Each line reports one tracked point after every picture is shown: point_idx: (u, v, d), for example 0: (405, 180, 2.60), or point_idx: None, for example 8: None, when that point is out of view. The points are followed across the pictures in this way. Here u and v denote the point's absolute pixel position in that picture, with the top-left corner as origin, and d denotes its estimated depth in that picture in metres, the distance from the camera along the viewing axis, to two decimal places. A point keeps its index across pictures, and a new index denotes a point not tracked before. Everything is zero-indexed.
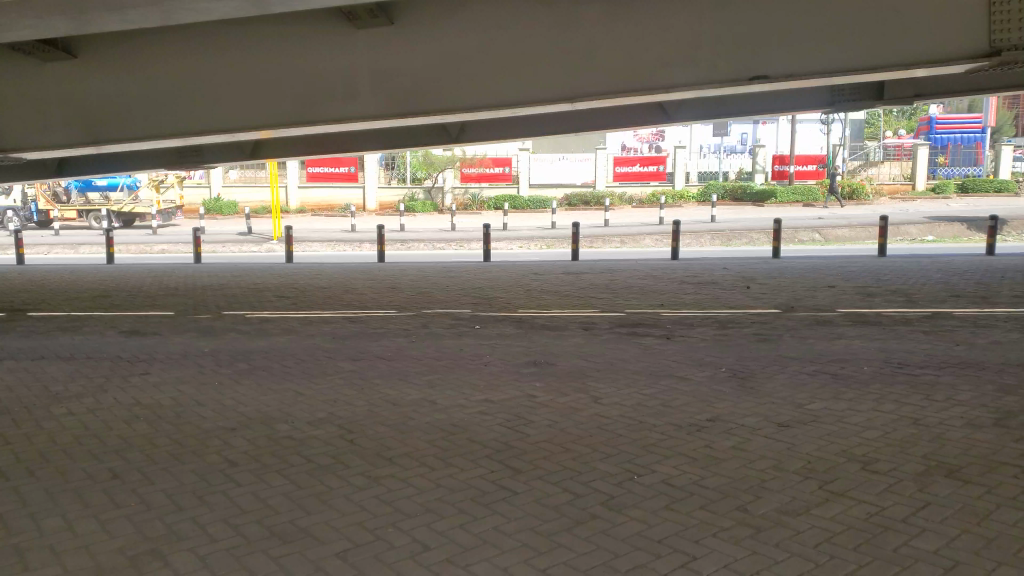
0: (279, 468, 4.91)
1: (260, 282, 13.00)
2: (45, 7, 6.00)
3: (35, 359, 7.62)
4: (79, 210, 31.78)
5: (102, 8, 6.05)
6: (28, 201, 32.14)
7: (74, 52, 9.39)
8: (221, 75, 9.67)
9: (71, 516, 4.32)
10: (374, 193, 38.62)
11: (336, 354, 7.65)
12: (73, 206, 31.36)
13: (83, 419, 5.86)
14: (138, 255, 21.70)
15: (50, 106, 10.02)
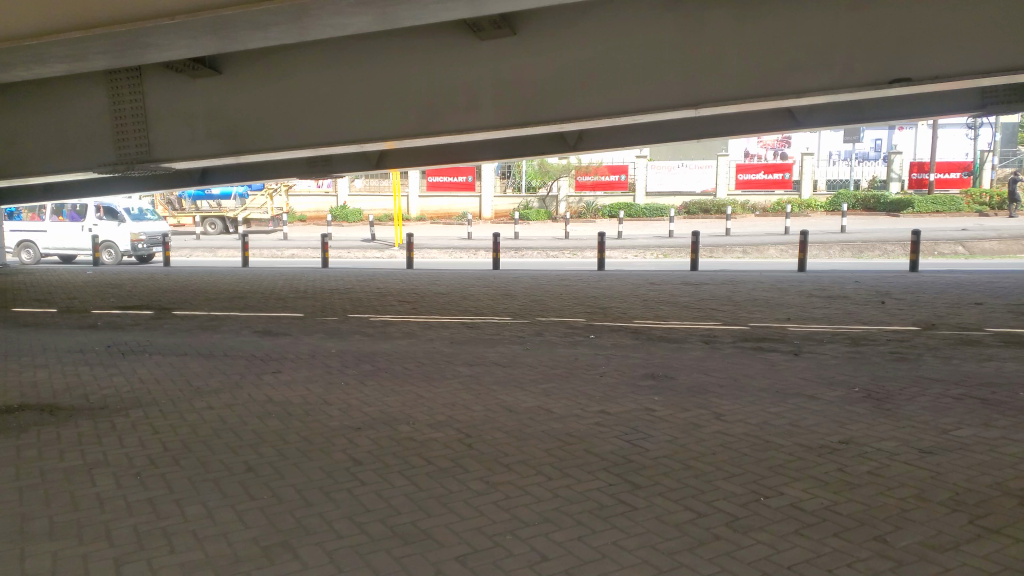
0: (401, 468, 5.05)
1: (382, 287, 13.46)
2: (199, 31, 6.43)
3: (179, 355, 8.21)
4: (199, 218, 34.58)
5: (248, 29, 6.44)
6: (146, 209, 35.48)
7: (219, 69, 10.24)
8: (351, 87, 10.09)
9: (211, 504, 4.60)
10: (490, 201, 39.29)
11: (455, 359, 7.79)
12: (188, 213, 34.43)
13: (222, 413, 6.24)
14: (271, 259, 23.02)
15: (196, 120, 10.62)
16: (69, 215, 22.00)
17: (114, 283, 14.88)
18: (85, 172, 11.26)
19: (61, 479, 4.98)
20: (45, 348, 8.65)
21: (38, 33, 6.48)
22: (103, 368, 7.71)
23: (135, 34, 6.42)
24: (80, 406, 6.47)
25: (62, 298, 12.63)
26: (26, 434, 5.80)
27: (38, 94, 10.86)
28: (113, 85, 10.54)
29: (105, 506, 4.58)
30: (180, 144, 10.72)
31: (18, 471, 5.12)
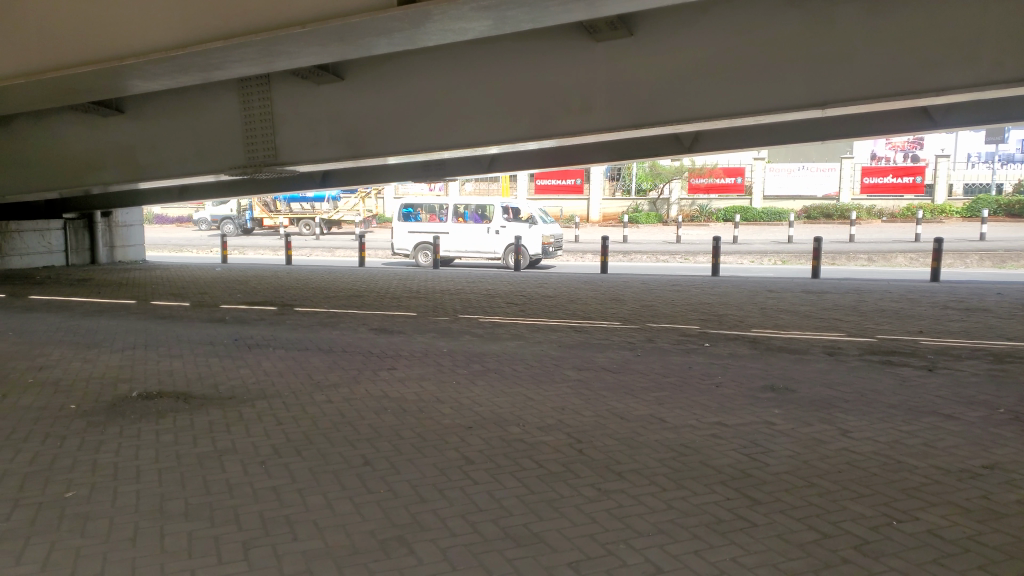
0: (512, 470, 5.05)
1: (491, 288, 13.61)
2: (327, 39, 6.68)
3: (301, 349, 8.58)
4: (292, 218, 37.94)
5: (372, 36, 6.63)
6: (242, 210, 39.02)
7: (343, 75, 10.65)
8: (466, 91, 10.22)
9: (330, 496, 4.76)
10: (598, 204, 39.27)
11: (564, 362, 7.75)
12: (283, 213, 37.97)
13: (340, 407, 6.46)
14: (385, 259, 23.88)
15: (319, 125, 11.05)
16: (471, 216, 22.39)
17: (242, 280, 15.74)
18: (218, 174, 11.94)
19: (195, 463, 5.29)
20: (181, 339, 9.25)
21: (183, 44, 6.91)
22: (231, 360, 8.15)
23: (269, 44, 6.74)
24: (211, 395, 6.86)
25: (194, 293, 13.48)
26: (165, 419, 6.20)
27: (178, 102, 11.66)
28: (246, 93, 11.20)
29: (234, 491, 4.83)
30: (303, 148, 11.18)
31: (158, 453, 5.47)
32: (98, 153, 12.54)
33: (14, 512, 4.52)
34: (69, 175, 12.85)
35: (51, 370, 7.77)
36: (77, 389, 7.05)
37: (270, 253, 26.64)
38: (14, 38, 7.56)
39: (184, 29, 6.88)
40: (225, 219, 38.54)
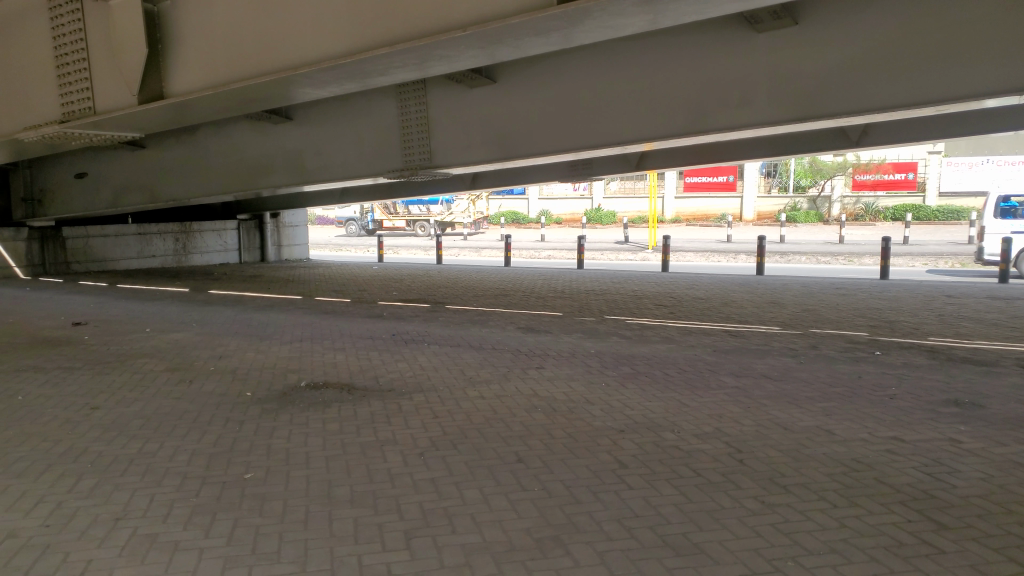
0: (669, 477, 4.91)
1: (639, 289, 13.37)
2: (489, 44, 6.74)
3: (453, 346, 8.80)
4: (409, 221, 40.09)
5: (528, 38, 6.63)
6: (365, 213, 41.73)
7: (496, 78, 10.82)
8: (615, 89, 10.03)
9: (486, 490, 4.83)
10: (751, 203, 39.80)
11: (719, 368, 7.46)
12: (400, 216, 40.22)
13: (493, 403, 6.56)
14: (531, 258, 24.21)
15: (471, 127, 11.26)
16: None
17: (395, 279, 16.38)
18: (376, 177, 12.48)
19: (360, 452, 5.53)
20: (343, 333, 9.76)
21: (354, 51, 7.06)
22: (389, 354, 8.49)
23: (422, 52, 6.90)
24: (372, 387, 7.18)
25: (353, 290, 14.19)
26: (330, 409, 6.55)
27: (342, 108, 12.34)
28: (403, 99, 11.68)
29: (396, 481, 5.00)
30: (456, 151, 11.46)
31: (325, 441, 5.78)
32: (269, 158, 13.49)
33: (203, 490, 4.92)
34: (243, 179, 13.89)
35: (230, 359, 8.41)
36: (252, 377, 7.58)
37: (421, 253, 27.51)
38: (204, 52, 7.98)
39: (358, 38, 7.02)
40: (350, 222, 41.48)
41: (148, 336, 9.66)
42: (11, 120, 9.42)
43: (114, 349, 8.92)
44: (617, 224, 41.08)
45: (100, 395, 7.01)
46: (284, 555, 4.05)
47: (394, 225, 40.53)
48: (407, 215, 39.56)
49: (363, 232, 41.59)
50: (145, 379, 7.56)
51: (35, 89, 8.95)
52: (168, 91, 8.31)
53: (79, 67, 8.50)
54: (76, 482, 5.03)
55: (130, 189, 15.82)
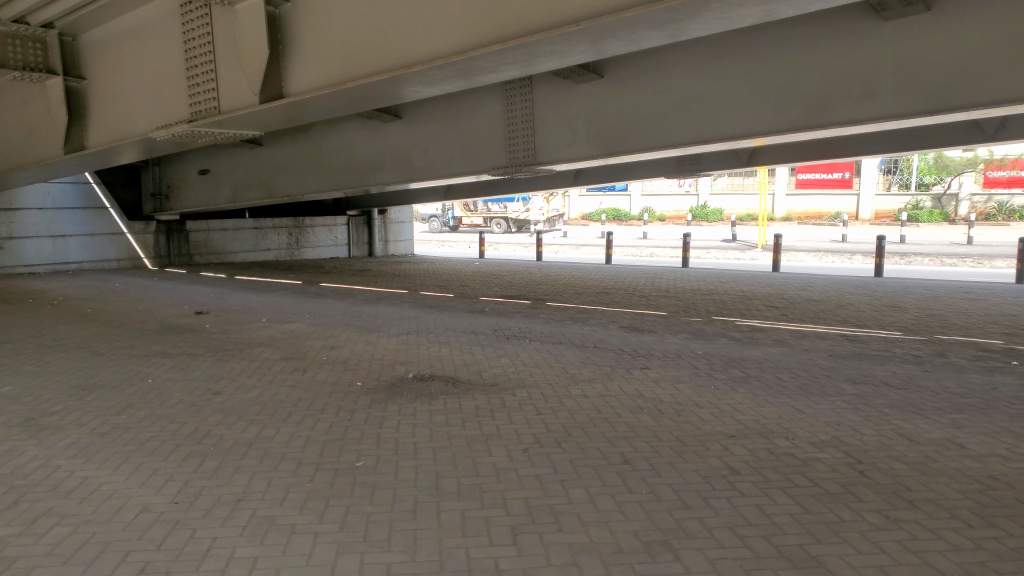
0: (784, 485, 4.71)
1: (748, 290, 12.95)
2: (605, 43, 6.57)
3: (555, 343, 8.78)
4: (485, 218, 41.61)
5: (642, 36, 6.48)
6: (447, 211, 43.65)
7: (603, 73, 10.73)
8: (727, 82, 9.72)
9: (592, 490, 4.77)
10: (870, 200, 38.05)
11: (836, 374, 7.12)
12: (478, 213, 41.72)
13: (597, 402, 6.50)
14: (634, 256, 23.93)
15: (575, 123, 11.17)
16: None
17: (496, 275, 16.50)
18: (479, 174, 12.58)
19: (465, 445, 5.59)
20: (447, 328, 9.92)
21: (463, 50, 6.74)
22: (492, 349, 8.55)
23: (520, 60, 6.95)
24: (476, 381, 7.25)
25: (456, 286, 14.39)
26: (436, 401, 6.65)
27: (449, 106, 12.54)
28: (509, 96, 11.75)
29: (501, 477, 5.02)
30: (560, 147, 11.38)
31: (433, 432, 5.88)
32: (378, 156, 13.85)
33: (317, 475, 5.09)
34: (352, 177, 14.33)
35: (340, 349, 8.71)
36: (362, 368, 7.82)
37: (523, 252, 26.99)
38: (321, 53, 7.96)
39: (460, 35, 6.77)
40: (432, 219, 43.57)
41: (264, 326, 10.13)
42: (146, 119, 9.95)
43: (235, 337, 9.40)
44: (723, 221, 40.11)
45: (222, 380, 7.40)
46: (394, 543, 4.13)
47: (472, 222, 42.13)
48: (481, 211, 41.23)
49: (443, 228, 43.33)
50: (262, 366, 7.93)
51: (169, 89, 9.45)
52: (287, 93, 8.36)
53: (206, 71, 8.86)
54: (202, 462, 5.31)
55: (248, 185, 16.67)
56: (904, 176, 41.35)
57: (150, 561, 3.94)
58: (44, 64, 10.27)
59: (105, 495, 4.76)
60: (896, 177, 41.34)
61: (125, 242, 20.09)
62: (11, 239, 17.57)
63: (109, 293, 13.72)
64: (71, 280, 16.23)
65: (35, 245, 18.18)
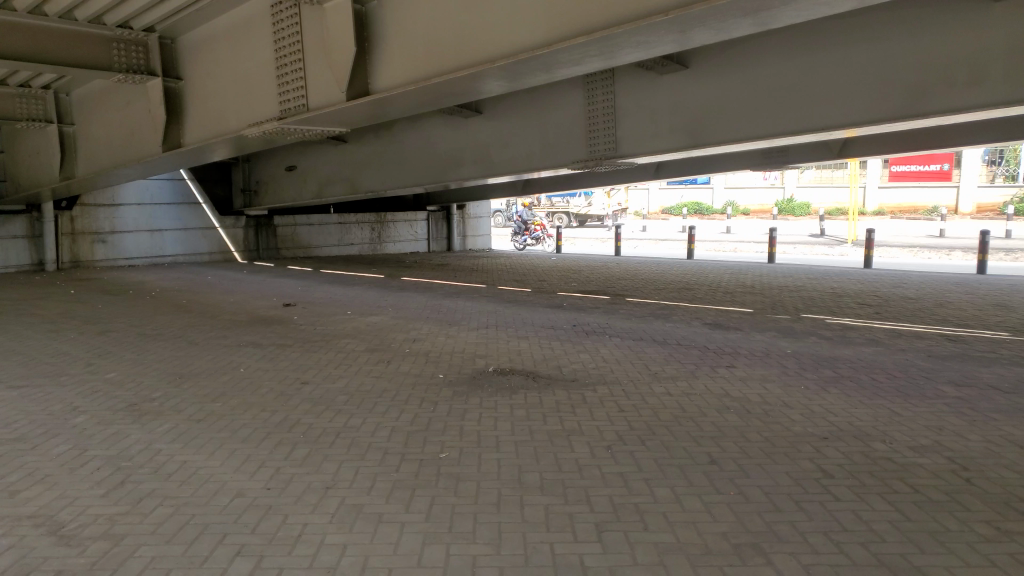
0: (881, 491, 4.51)
1: (838, 287, 12.48)
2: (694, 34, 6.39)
3: (636, 339, 8.66)
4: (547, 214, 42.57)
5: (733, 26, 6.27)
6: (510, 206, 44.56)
7: (688, 64, 10.51)
8: (817, 71, 9.36)
9: (678, 490, 4.67)
10: (971, 193, 36.30)
11: (937, 376, 6.77)
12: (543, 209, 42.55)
13: (681, 400, 6.37)
14: (717, 251, 23.45)
15: (658, 116, 10.98)
16: None
17: (575, 270, 16.41)
18: (558, 169, 12.51)
19: (547, 440, 5.57)
20: (526, 322, 9.94)
21: (547, 43, 6.69)
22: (572, 344, 8.51)
23: (605, 52, 6.86)
24: (557, 376, 7.23)
25: (534, 280, 14.40)
26: (517, 395, 6.65)
27: (530, 101, 12.54)
28: (591, 89, 11.67)
29: (584, 473, 4.98)
30: (642, 140, 11.19)
31: (514, 426, 5.88)
32: (458, 151, 13.98)
33: (403, 465, 5.17)
34: (433, 172, 14.51)
35: (422, 342, 8.83)
36: (443, 361, 7.90)
37: (602, 248, 26.85)
38: (406, 49, 8.05)
39: (545, 27, 6.72)
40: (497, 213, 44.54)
41: (349, 318, 10.37)
42: (237, 117, 10.28)
43: (321, 328, 9.67)
44: (811, 215, 38.85)
45: (310, 370, 7.61)
46: (479, 536, 4.15)
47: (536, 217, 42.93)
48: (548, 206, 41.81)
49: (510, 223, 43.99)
50: (348, 357, 8.12)
51: (260, 88, 9.76)
52: (373, 90, 8.49)
53: (295, 69, 9.10)
54: (291, 450, 5.47)
55: (332, 181, 17.11)
56: (1008, 168, 39.10)
57: (246, 544, 4.08)
58: (145, 65, 10.81)
59: (203, 479, 4.97)
60: (1001, 169, 39.22)
61: (217, 236, 21.21)
62: (114, 232, 19.06)
63: (203, 285, 14.34)
64: (167, 273, 17.06)
65: (136, 238, 19.57)
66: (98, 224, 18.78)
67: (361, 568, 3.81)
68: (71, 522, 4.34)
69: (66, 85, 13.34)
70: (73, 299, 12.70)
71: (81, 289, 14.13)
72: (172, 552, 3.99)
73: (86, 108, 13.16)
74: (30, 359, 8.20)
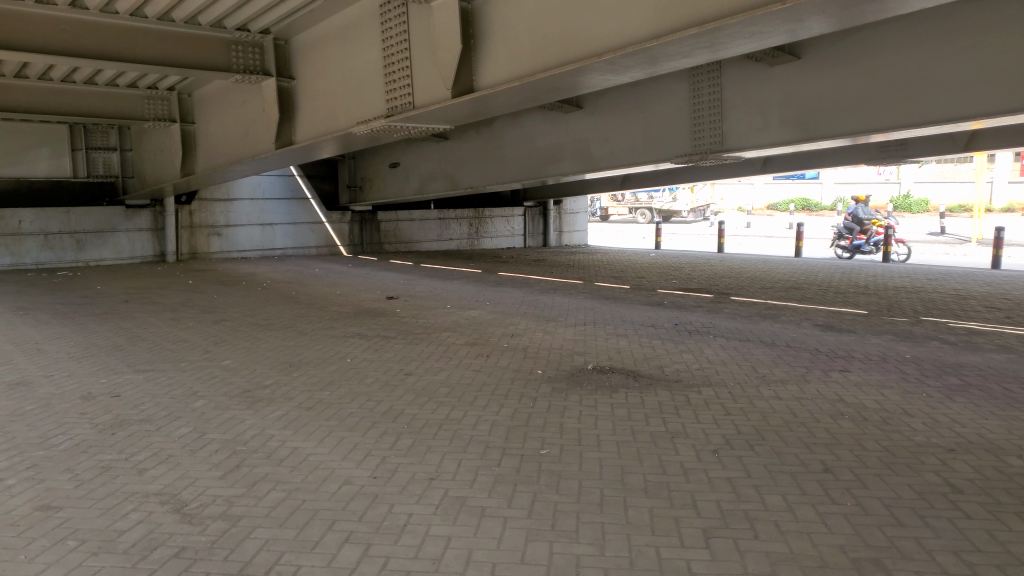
0: (1018, 510, 4.17)
1: (962, 288, 11.70)
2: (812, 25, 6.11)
3: (742, 340, 8.38)
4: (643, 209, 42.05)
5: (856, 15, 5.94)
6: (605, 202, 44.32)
7: (800, 54, 10.09)
8: (943, 59, 8.79)
9: (790, 499, 4.48)
10: None
11: None
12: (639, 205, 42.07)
13: (791, 405, 6.12)
14: (826, 250, 22.49)
15: (768, 109, 10.59)
16: None
17: (675, 267, 16.09)
18: (660, 164, 12.26)
19: (650, 441, 5.46)
20: (627, 319, 9.81)
21: (655, 36, 6.55)
22: (674, 344, 8.32)
23: (715, 44, 6.63)
24: (659, 375, 7.09)
25: (633, 277, 14.19)
26: (618, 394, 6.56)
27: (632, 95, 12.37)
28: (696, 81, 11.45)
29: (690, 476, 4.84)
30: (749, 134, 10.83)
31: (615, 426, 5.79)
32: (558, 146, 13.94)
33: (504, 460, 5.18)
34: (532, 168, 14.53)
35: (520, 337, 8.85)
36: (542, 357, 7.88)
37: (704, 244, 26.23)
38: (512, 46, 8.05)
39: (653, 19, 6.57)
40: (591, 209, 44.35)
41: (448, 312, 10.51)
42: (345, 115, 10.57)
43: (422, 321, 9.85)
44: (929, 212, 36.73)
45: (412, 362, 7.75)
46: (582, 535, 4.10)
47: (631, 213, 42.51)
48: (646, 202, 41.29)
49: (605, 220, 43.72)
50: (449, 350, 8.22)
51: (368, 87, 10.00)
52: (477, 86, 8.55)
53: (402, 66, 9.27)
54: (396, 440, 5.58)
55: (434, 178, 17.41)
56: None
57: (354, 531, 4.18)
58: (261, 66, 11.30)
59: (312, 465, 5.14)
60: None
61: (323, 230, 21.98)
62: (228, 226, 20.13)
63: (310, 277, 14.88)
64: (276, 265, 17.81)
65: (248, 232, 20.58)
66: (214, 218, 19.93)
67: (466, 561, 3.83)
68: (193, 501, 4.57)
69: (188, 87, 14.14)
70: (192, 289, 13.45)
71: (199, 279, 14.93)
72: (285, 535, 4.13)
73: (206, 108, 13.88)
74: (153, 344, 8.72)
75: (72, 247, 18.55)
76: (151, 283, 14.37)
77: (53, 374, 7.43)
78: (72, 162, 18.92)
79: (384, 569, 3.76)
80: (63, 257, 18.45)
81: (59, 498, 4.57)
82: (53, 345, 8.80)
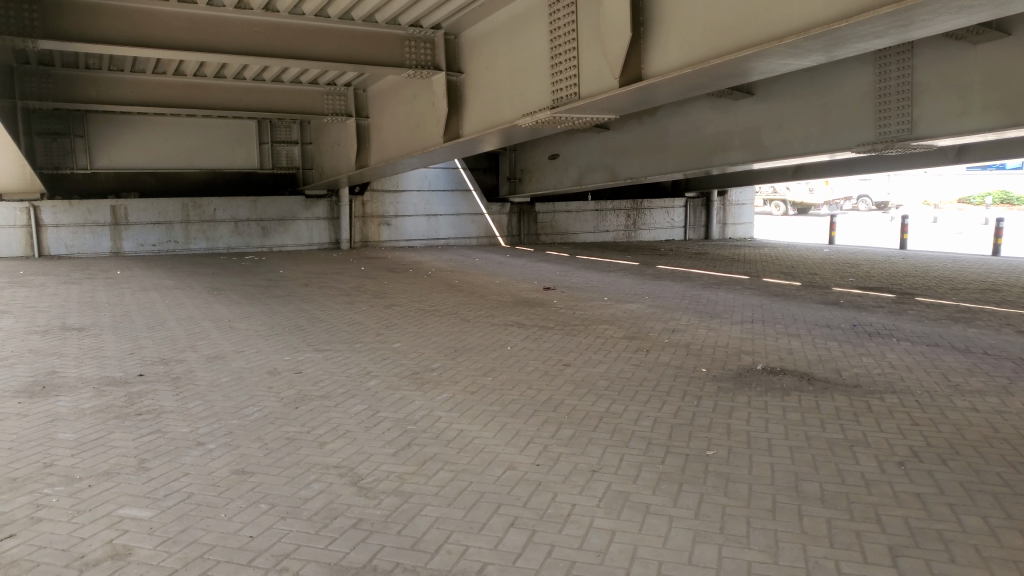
0: None
1: None
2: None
3: (931, 345, 7.69)
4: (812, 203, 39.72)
5: None
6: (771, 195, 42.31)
7: (1008, 31, 9.06)
8: None
9: (993, 522, 4.05)
10: None
11: None
12: None
13: (992, 419, 5.54)
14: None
15: (966, 92, 9.62)
16: None
17: (851, 264, 15.05)
18: (836, 153, 11.50)
19: (827, 449, 5.13)
20: (799, 318, 9.28)
21: (843, 17, 6.09)
22: (852, 346, 7.78)
23: (913, 22, 6.05)
24: (835, 379, 6.65)
25: (804, 274, 13.42)
26: (790, 397, 6.22)
27: (808, 80, 11.68)
28: (884, 64, 10.60)
29: (872, 488, 4.51)
30: (943, 120, 9.90)
31: (788, 431, 5.49)
32: (725, 135, 13.44)
33: (669, 458, 5.06)
34: (697, 159, 14.12)
35: (682, 333, 8.62)
36: (706, 354, 7.63)
37: (882, 240, 24.39)
38: (684, 32, 7.79)
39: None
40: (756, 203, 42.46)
41: (607, 304, 10.44)
42: (510, 106, 10.73)
43: (582, 313, 9.85)
44: None
45: (571, 353, 7.75)
46: (754, 541, 3.92)
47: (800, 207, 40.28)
48: None
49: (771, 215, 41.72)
50: (608, 343, 8.16)
51: (535, 79, 10.07)
52: (645, 75, 8.36)
53: (569, 57, 9.27)
54: (558, 430, 5.60)
55: (593, 169, 17.34)
56: None
57: (519, 516, 4.24)
58: (432, 61, 11.69)
59: (477, 448, 5.27)
60: None
61: (482, 221, 22.54)
62: (397, 216, 21.35)
63: (471, 266, 15.31)
64: (439, 254, 18.45)
65: (415, 223, 21.69)
66: (385, 209, 21.21)
67: (632, 556, 3.78)
68: (369, 476, 4.82)
69: (363, 83, 14.93)
70: (363, 275, 14.22)
71: (369, 266, 15.76)
72: (454, 515, 4.26)
73: (379, 104, 14.57)
74: (330, 326, 9.31)
75: (258, 234, 20.41)
76: (327, 268, 15.38)
77: (244, 349, 8.12)
78: (260, 155, 20.40)
79: (550, 556, 3.79)
80: (251, 243, 20.36)
81: (251, 464, 4.98)
82: (244, 323, 9.62)
